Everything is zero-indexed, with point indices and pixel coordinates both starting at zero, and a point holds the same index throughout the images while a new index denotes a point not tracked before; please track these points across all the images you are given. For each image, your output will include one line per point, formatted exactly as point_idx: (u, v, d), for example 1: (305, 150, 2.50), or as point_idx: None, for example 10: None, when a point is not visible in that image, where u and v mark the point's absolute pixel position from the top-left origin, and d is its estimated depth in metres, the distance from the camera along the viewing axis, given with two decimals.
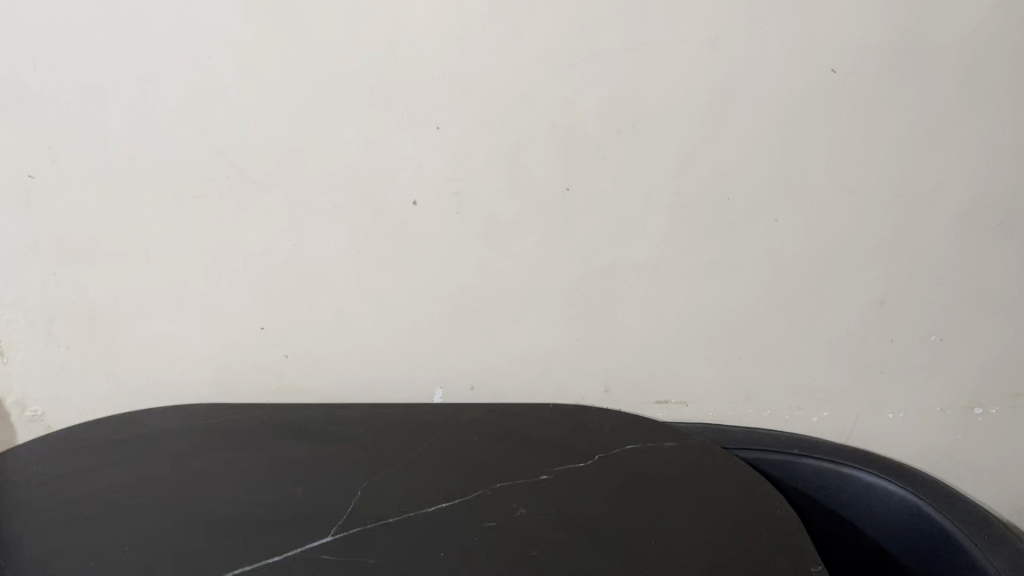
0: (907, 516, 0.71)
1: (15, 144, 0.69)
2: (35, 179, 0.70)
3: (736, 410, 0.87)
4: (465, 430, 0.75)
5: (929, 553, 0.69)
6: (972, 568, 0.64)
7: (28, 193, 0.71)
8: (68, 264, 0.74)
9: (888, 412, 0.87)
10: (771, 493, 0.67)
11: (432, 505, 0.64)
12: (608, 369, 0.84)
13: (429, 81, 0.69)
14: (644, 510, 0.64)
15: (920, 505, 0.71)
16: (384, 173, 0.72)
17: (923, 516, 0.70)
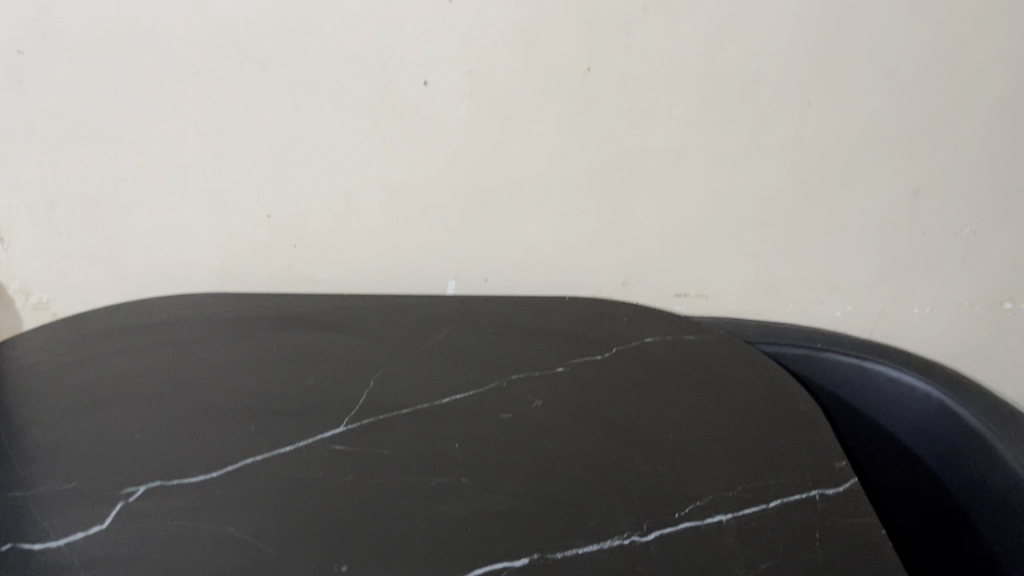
0: (931, 411, 0.70)
1: None
2: (24, 56, 0.66)
3: (757, 303, 0.85)
4: (479, 321, 0.74)
5: (951, 449, 0.68)
6: (996, 464, 0.63)
7: (18, 71, 0.67)
8: (65, 147, 0.71)
9: (914, 306, 0.85)
10: (792, 387, 0.66)
11: (447, 397, 0.63)
12: (627, 261, 0.81)
13: None
14: (662, 404, 0.63)
15: (945, 400, 0.69)
16: (393, 52, 0.68)
17: (947, 412, 0.69)
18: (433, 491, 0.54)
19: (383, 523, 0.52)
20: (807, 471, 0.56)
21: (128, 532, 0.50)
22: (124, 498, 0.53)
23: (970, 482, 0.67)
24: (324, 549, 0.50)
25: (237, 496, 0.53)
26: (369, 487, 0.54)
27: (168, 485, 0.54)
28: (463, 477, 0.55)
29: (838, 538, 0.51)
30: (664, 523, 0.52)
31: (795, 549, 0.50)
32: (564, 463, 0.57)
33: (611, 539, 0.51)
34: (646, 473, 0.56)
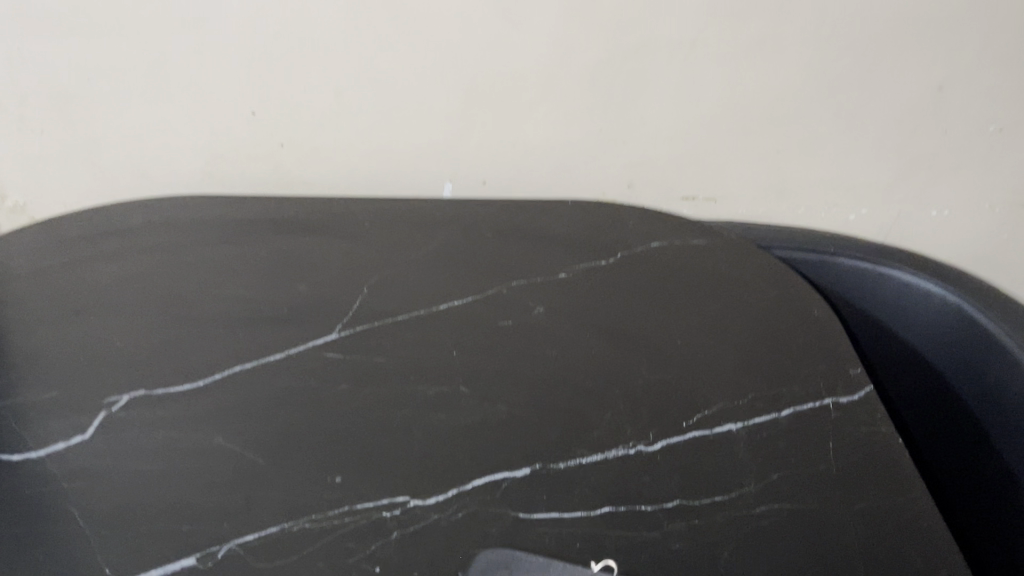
0: (947, 317, 0.67)
1: None
2: None
3: (768, 206, 0.81)
4: (478, 223, 0.70)
5: (968, 355, 0.66)
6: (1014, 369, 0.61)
7: None
8: (32, 38, 0.66)
9: (931, 209, 0.81)
10: (806, 292, 0.63)
11: (444, 303, 0.60)
12: (632, 161, 0.77)
13: None
14: (670, 311, 0.60)
15: (961, 306, 0.66)
16: None
17: (964, 317, 0.66)
18: (430, 400, 0.52)
19: (378, 433, 0.50)
20: (822, 380, 0.54)
21: (112, 444, 0.48)
22: (107, 408, 0.50)
23: (987, 388, 0.65)
24: (315, 460, 0.48)
25: (225, 406, 0.51)
26: (363, 396, 0.52)
27: (152, 394, 0.52)
28: (462, 387, 0.53)
29: (851, 448, 0.49)
30: (671, 433, 0.50)
31: (808, 460, 0.48)
32: (567, 371, 0.55)
33: (615, 449, 0.49)
34: (652, 381, 0.54)
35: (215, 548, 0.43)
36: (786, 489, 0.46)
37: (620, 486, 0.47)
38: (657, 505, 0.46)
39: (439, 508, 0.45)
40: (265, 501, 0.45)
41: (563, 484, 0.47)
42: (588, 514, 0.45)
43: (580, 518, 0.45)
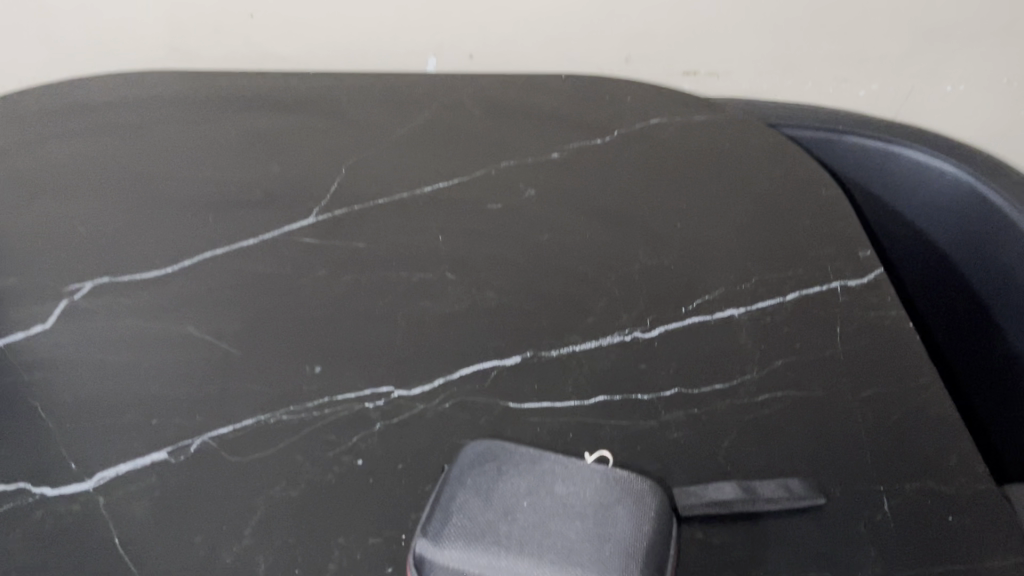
0: (959, 197, 0.63)
1: None
2: None
3: (773, 82, 0.77)
4: (464, 99, 0.66)
5: (981, 236, 0.63)
6: None
7: None
8: None
9: (946, 85, 0.77)
10: (814, 171, 0.59)
11: (429, 185, 0.57)
12: (630, 33, 0.72)
13: None
14: (669, 191, 0.57)
15: (975, 185, 0.62)
16: None
17: (977, 197, 0.62)
18: (414, 286, 0.49)
19: (359, 322, 0.47)
20: (829, 262, 0.51)
21: (75, 334, 0.45)
22: (69, 296, 0.47)
23: (999, 267, 0.63)
24: (293, 349, 0.45)
25: (195, 294, 0.48)
26: (343, 283, 0.49)
27: (117, 282, 0.48)
28: (448, 272, 0.50)
29: (859, 333, 0.46)
30: (669, 319, 0.47)
31: (814, 346, 0.46)
32: (560, 256, 0.51)
33: (610, 335, 0.46)
34: (650, 266, 0.51)
35: (188, 442, 0.40)
36: (790, 376, 0.44)
37: (615, 375, 0.44)
38: (653, 394, 0.43)
39: (424, 399, 0.43)
40: (239, 392, 0.43)
41: (555, 372, 0.44)
42: (582, 403, 0.43)
43: (573, 407, 0.43)
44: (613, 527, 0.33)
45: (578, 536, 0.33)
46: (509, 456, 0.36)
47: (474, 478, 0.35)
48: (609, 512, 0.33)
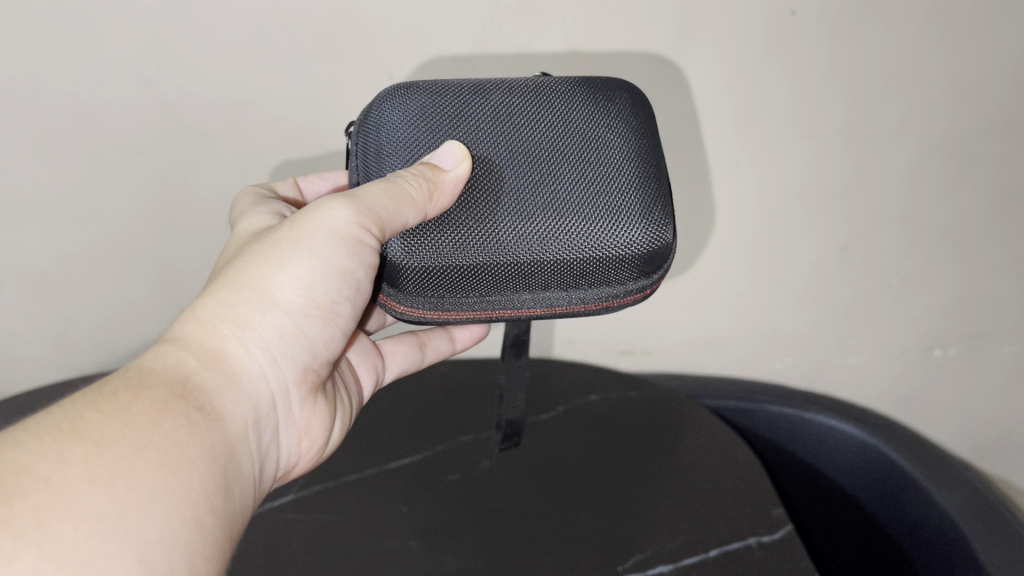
0: (855, 457, 0.79)
1: None
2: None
3: (699, 358, 0.93)
4: (432, 385, 0.78)
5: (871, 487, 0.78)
6: (881, 497, 0.77)
7: None
8: (21, 232, 0.73)
9: (851, 357, 0.92)
10: (727, 439, 0.69)
11: (396, 460, 0.67)
12: (570, 321, 0.88)
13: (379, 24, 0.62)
14: (607, 458, 0.66)
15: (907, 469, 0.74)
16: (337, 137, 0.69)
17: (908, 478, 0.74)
18: (380, 554, 0.57)
19: None
20: (747, 523, 0.59)
21: None
22: None
23: (803, 494, 0.84)
24: None
25: None
26: (317, 551, 0.57)
27: None
28: (411, 541, 0.58)
29: None
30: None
31: None
32: (511, 520, 0.59)
33: None
34: (590, 528, 0.58)
35: None
36: None
37: None
38: None
39: None
40: None
41: None
42: None
43: None
44: (570, 141, 0.46)
45: (566, 179, 0.45)
46: (443, 86, 0.47)
47: (373, 130, 0.46)
48: (576, 137, 0.46)
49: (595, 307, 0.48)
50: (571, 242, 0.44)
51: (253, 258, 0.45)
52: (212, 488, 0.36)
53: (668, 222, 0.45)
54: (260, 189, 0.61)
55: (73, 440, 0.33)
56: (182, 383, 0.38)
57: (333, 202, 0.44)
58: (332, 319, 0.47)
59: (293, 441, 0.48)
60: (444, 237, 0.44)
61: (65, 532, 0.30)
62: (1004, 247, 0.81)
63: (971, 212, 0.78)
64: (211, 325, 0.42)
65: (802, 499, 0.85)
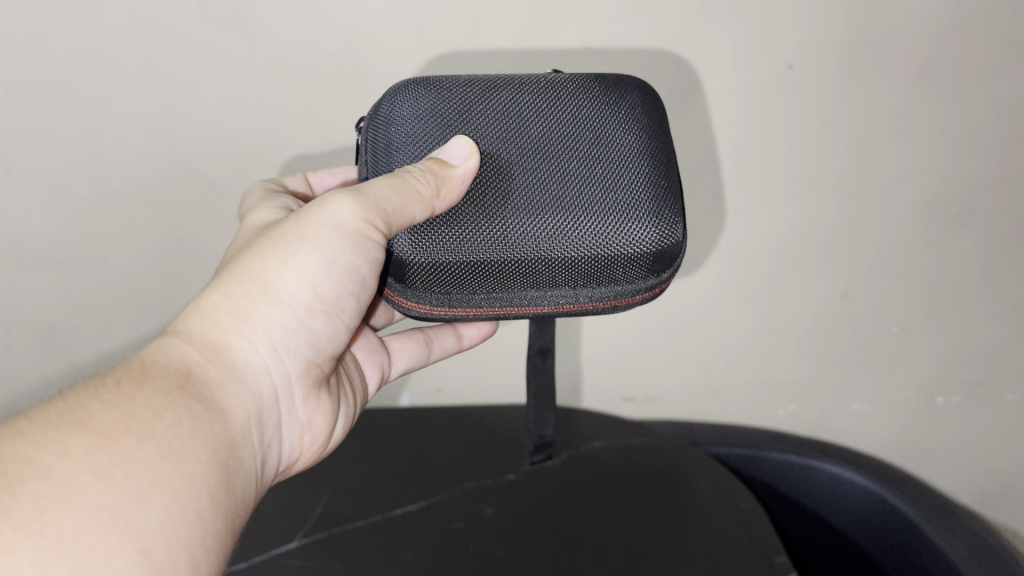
0: (862, 505, 0.79)
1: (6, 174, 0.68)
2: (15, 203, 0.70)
3: (703, 406, 0.93)
4: (436, 431, 0.78)
5: (877, 534, 0.79)
6: (890, 544, 0.78)
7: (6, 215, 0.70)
8: (41, 272, 0.75)
9: (854, 404, 0.92)
10: (731, 485, 0.69)
11: (398, 507, 0.68)
12: (575, 367, 0.89)
13: (391, 73, 0.64)
14: (610, 507, 0.66)
15: (915, 518, 0.75)
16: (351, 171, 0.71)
17: (915, 528, 0.75)
18: None
19: None
20: (751, 568, 0.60)
21: None
22: None
23: (806, 544, 0.84)
24: None
25: None
26: None
27: None
28: None
29: None
30: None
31: None
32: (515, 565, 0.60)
33: None
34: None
35: None
36: None
37: None
38: None
39: None
40: None
41: None
42: None
43: None
44: (580, 139, 0.47)
45: (575, 177, 0.46)
46: (452, 81, 0.48)
47: (383, 124, 0.48)
48: (585, 136, 0.47)
49: (604, 305, 0.49)
50: (580, 242, 0.45)
51: (260, 251, 0.46)
52: (212, 479, 0.38)
53: (677, 220, 0.47)
54: (268, 184, 0.62)
55: (75, 431, 0.34)
56: (185, 373, 0.40)
57: (340, 197, 0.45)
58: (336, 315, 0.48)
59: (295, 436, 0.49)
60: (452, 234, 0.45)
61: (65, 521, 0.31)
62: (1004, 294, 0.82)
63: (971, 261, 0.79)
64: (216, 317, 0.43)
65: (805, 549, 0.84)
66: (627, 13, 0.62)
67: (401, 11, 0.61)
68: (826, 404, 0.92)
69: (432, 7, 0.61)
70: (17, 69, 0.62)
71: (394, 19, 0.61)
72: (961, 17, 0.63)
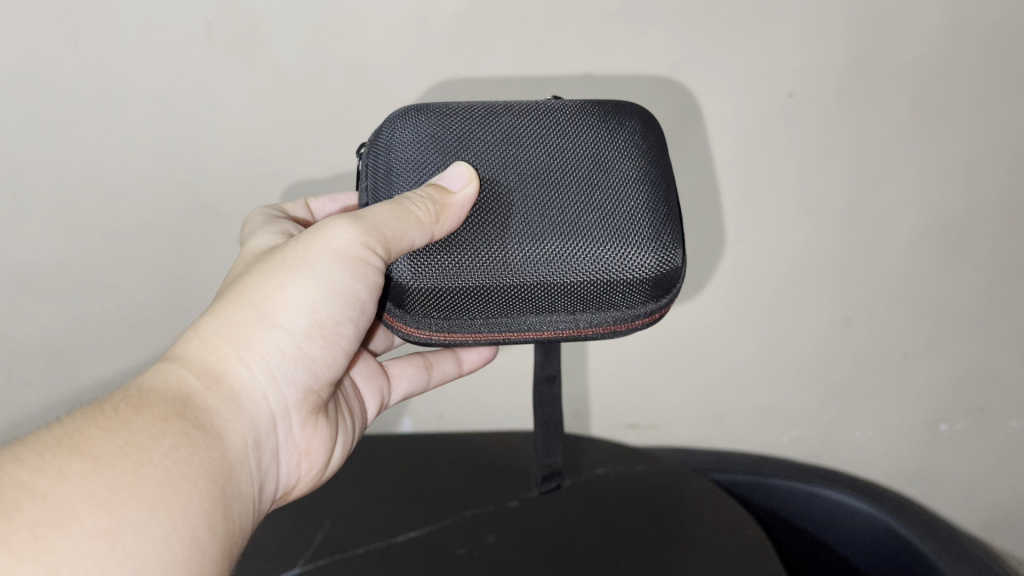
0: (865, 532, 0.79)
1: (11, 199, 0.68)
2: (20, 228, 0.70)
3: (706, 433, 0.93)
4: (438, 457, 0.78)
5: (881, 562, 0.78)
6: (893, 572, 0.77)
7: (12, 240, 0.71)
8: (45, 298, 0.75)
9: (858, 431, 0.92)
10: (734, 512, 0.69)
11: (401, 534, 0.67)
12: (578, 394, 0.89)
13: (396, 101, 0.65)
14: (613, 533, 0.65)
15: (919, 546, 0.75)
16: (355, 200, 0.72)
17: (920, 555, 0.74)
18: None
19: None
20: None
21: None
22: None
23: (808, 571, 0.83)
24: None
25: None
26: None
27: None
28: None
29: None
30: None
31: None
32: None
33: None
34: None
35: None
36: None
37: None
38: None
39: None
40: None
41: None
42: None
43: None
44: (580, 165, 0.47)
45: (575, 203, 0.46)
46: (451, 108, 0.49)
47: (383, 150, 0.48)
48: (585, 162, 0.47)
49: (604, 330, 0.49)
50: (580, 268, 0.45)
51: (258, 277, 0.46)
52: (210, 507, 0.38)
53: (676, 245, 0.47)
54: (270, 209, 0.62)
55: (71, 458, 0.34)
56: (184, 399, 0.40)
57: (338, 223, 0.45)
58: (335, 341, 0.48)
59: (293, 462, 0.49)
60: (452, 259, 0.45)
61: (62, 547, 0.31)
62: (1005, 321, 0.82)
63: (971, 287, 0.80)
64: (214, 344, 0.43)
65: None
66: (629, 41, 0.62)
67: (406, 39, 0.61)
68: (829, 431, 0.92)
69: (436, 36, 0.61)
70: (26, 98, 0.62)
71: (399, 47, 0.62)
72: (959, 45, 0.64)
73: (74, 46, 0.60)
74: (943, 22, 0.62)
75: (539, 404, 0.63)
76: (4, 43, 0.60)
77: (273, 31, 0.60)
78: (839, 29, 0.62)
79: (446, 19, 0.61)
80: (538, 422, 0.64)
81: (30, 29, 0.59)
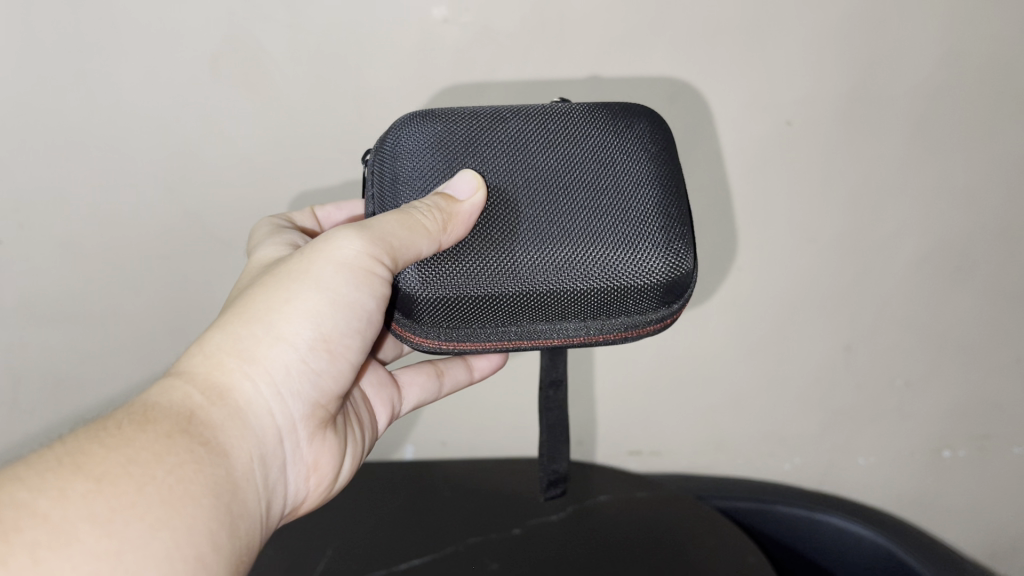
0: (870, 559, 0.79)
1: (16, 226, 0.69)
2: (24, 253, 0.70)
3: (709, 459, 0.93)
4: (439, 486, 0.78)
5: None
6: None
7: (17, 266, 0.71)
8: (48, 323, 0.76)
9: (861, 458, 0.91)
10: (738, 539, 0.69)
11: (404, 562, 0.67)
12: (580, 421, 0.88)
13: None
14: (615, 561, 0.65)
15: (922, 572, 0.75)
16: None
17: None
18: None
19: None
20: None
21: None
22: None
23: None
24: None
25: None
26: None
27: None
28: None
29: None
30: None
31: None
32: None
33: None
34: None
35: None
36: None
37: None
38: None
39: None
40: None
41: None
42: None
43: None
44: (590, 170, 0.48)
45: (585, 209, 0.47)
46: (457, 112, 0.49)
47: (389, 157, 0.49)
48: (594, 166, 0.48)
49: (615, 335, 0.49)
50: (592, 274, 0.46)
51: (259, 292, 0.46)
52: (215, 525, 0.38)
53: (687, 250, 0.47)
54: (277, 218, 0.63)
55: (74, 477, 0.34)
56: (189, 416, 0.40)
57: (344, 235, 0.46)
58: (340, 354, 0.48)
59: (301, 477, 0.49)
60: (460, 268, 0.46)
61: (62, 570, 0.31)
62: (1005, 348, 0.83)
63: (972, 314, 0.80)
64: (218, 358, 0.43)
65: None
66: (630, 71, 0.63)
67: (409, 70, 0.62)
68: (832, 457, 0.92)
69: (439, 68, 0.62)
70: (34, 128, 0.63)
71: (402, 78, 0.63)
72: (955, 74, 0.64)
73: (80, 76, 0.61)
74: (938, 55, 0.63)
75: (544, 408, 0.63)
76: (15, 75, 0.60)
77: (279, 64, 0.61)
78: (837, 59, 0.63)
79: (450, 51, 0.61)
80: (542, 427, 0.64)
81: (38, 60, 0.60)
